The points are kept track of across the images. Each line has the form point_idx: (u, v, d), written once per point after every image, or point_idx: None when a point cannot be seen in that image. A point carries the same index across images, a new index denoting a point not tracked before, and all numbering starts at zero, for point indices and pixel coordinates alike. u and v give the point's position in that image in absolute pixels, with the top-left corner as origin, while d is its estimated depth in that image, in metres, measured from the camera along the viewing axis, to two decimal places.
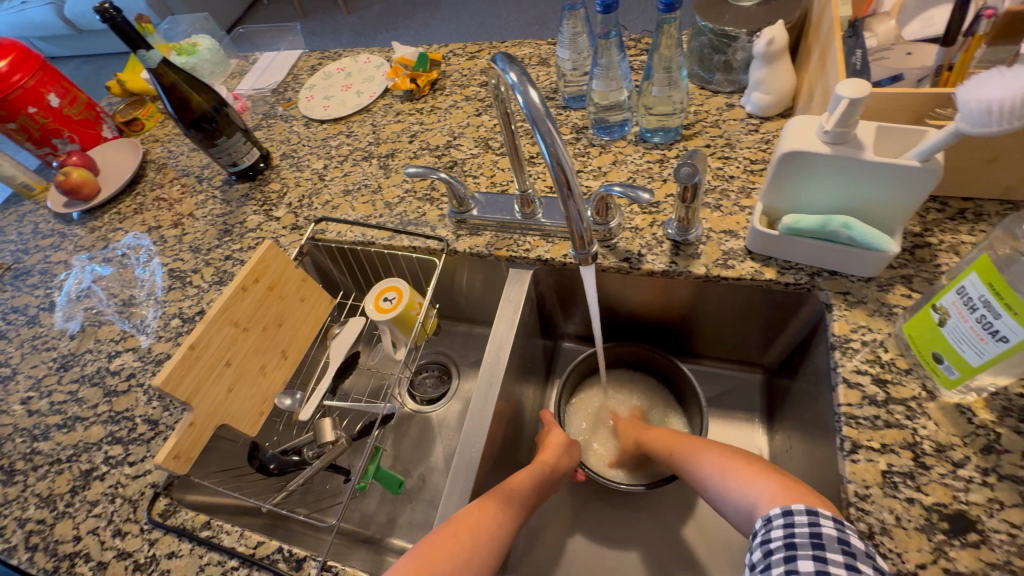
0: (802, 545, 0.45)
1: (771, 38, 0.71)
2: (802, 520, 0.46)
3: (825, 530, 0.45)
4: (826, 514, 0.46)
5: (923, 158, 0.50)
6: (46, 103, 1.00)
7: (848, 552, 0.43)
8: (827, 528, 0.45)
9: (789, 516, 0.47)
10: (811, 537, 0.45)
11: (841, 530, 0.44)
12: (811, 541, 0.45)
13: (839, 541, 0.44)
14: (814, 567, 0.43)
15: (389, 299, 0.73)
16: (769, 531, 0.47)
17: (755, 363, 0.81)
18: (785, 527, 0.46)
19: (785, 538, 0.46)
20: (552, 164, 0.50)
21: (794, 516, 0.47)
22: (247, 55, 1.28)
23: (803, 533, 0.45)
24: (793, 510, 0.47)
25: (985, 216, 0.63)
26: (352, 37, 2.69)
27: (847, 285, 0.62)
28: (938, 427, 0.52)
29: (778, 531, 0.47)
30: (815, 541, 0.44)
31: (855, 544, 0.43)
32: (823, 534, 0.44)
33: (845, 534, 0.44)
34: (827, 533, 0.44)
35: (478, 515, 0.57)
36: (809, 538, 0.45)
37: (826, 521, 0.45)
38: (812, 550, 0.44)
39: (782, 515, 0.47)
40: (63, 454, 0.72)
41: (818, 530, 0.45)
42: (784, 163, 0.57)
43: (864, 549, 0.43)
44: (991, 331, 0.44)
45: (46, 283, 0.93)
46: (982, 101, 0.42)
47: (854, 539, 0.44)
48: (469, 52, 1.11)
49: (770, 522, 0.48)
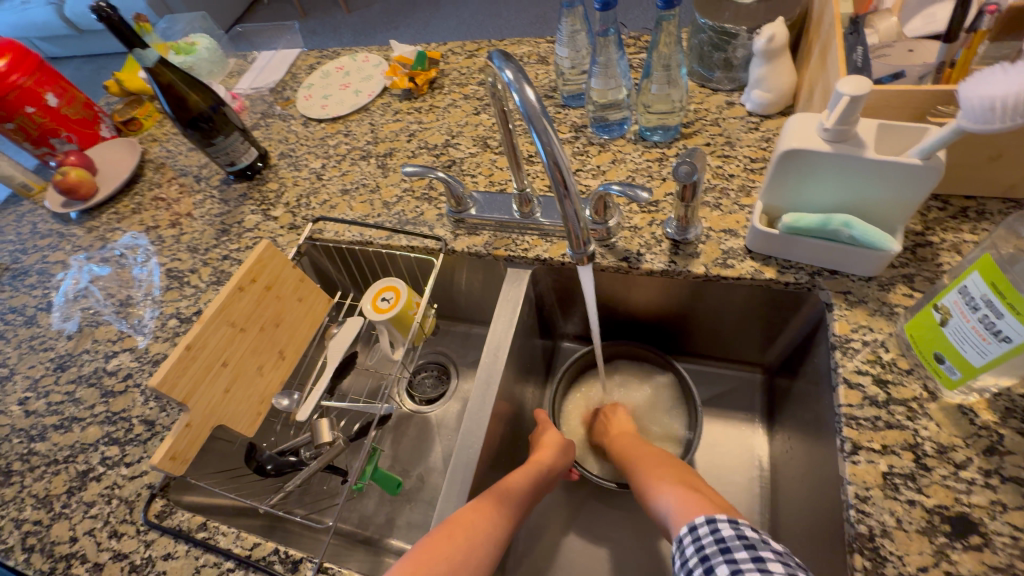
0: (712, 553, 0.44)
1: (771, 35, 0.70)
2: (704, 530, 0.47)
3: (726, 534, 0.45)
4: (724, 517, 0.47)
5: (924, 156, 0.50)
6: (44, 103, 1.00)
7: (749, 545, 0.43)
8: (726, 530, 0.46)
9: (694, 530, 0.48)
10: (717, 543, 0.45)
11: (737, 529, 0.45)
12: (719, 547, 0.44)
13: (738, 537, 0.44)
14: (728, 569, 0.42)
15: (387, 299, 0.73)
16: (683, 551, 0.47)
17: (755, 362, 0.81)
18: (694, 542, 0.47)
19: (698, 556, 0.45)
20: (547, 163, 0.50)
21: (699, 529, 0.47)
22: (246, 54, 1.28)
23: (710, 541, 0.45)
24: (696, 523, 0.48)
25: (987, 214, 0.62)
26: (352, 37, 2.68)
27: (848, 285, 0.61)
28: (940, 428, 0.51)
29: (690, 548, 0.46)
30: (722, 546, 0.44)
31: (751, 536, 0.44)
32: (725, 535, 0.45)
33: (741, 531, 0.45)
34: (728, 534, 0.45)
35: (474, 515, 0.56)
36: (715, 544, 0.45)
37: (724, 525, 0.46)
38: (721, 555, 0.44)
39: (689, 532, 0.48)
40: (60, 455, 0.71)
41: (719, 534, 0.46)
42: (784, 162, 0.56)
43: (760, 538, 0.44)
44: (994, 331, 0.43)
45: (43, 283, 0.93)
46: (985, 98, 0.42)
47: (750, 532, 0.45)
48: (468, 51, 1.11)
49: (682, 542, 0.48)
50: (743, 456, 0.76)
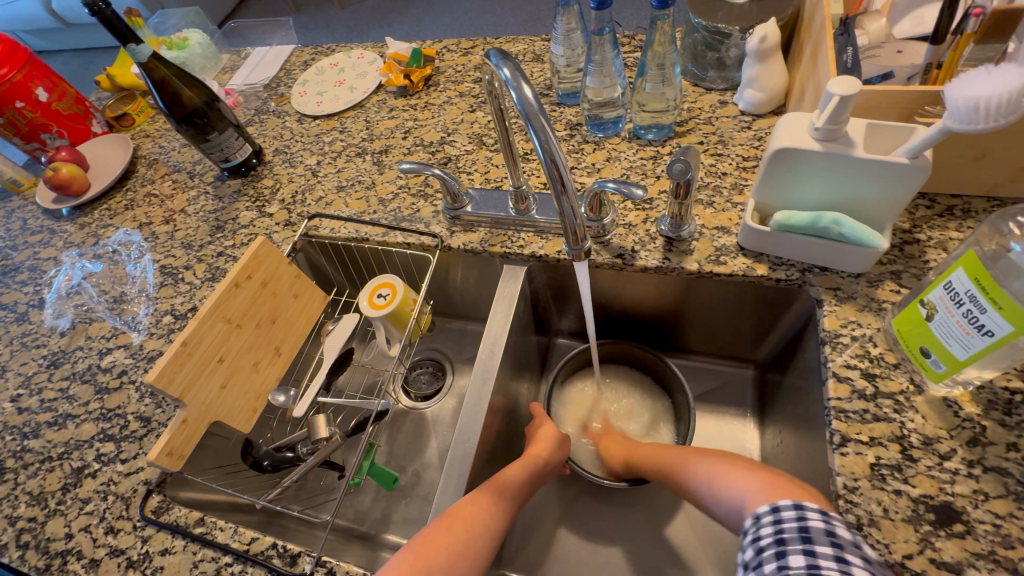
0: (792, 539, 0.45)
1: (763, 35, 0.71)
2: (790, 514, 0.47)
3: (812, 522, 0.45)
4: (814, 507, 0.47)
5: (912, 156, 0.51)
6: (34, 97, 0.99)
7: (837, 544, 0.43)
8: (814, 521, 0.45)
9: (777, 512, 0.48)
10: (799, 531, 0.45)
11: (828, 522, 0.45)
12: (800, 535, 0.45)
13: (827, 533, 0.44)
14: (805, 561, 0.44)
15: (383, 296, 0.73)
16: (759, 528, 0.48)
17: (746, 358, 0.82)
18: (774, 523, 0.47)
19: (774, 534, 0.47)
20: (545, 160, 0.50)
21: (782, 512, 0.48)
22: (239, 50, 1.27)
23: (792, 527, 0.46)
24: (781, 506, 0.48)
25: (972, 212, 0.64)
26: (345, 33, 2.67)
27: (837, 281, 0.63)
28: (926, 420, 0.52)
29: (768, 528, 0.47)
30: (804, 534, 0.45)
31: (842, 535, 0.44)
32: (810, 527, 0.45)
33: (832, 526, 0.45)
34: (814, 526, 0.45)
35: (471, 508, 0.57)
36: (797, 532, 0.45)
37: (812, 515, 0.46)
38: (801, 544, 0.45)
39: (770, 512, 0.48)
40: (54, 452, 0.71)
41: (806, 524, 0.46)
42: (775, 160, 0.57)
43: (851, 539, 0.44)
44: (977, 325, 0.44)
45: (35, 280, 0.92)
46: (969, 100, 0.43)
47: (841, 530, 0.44)
48: (463, 48, 1.11)
49: (758, 520, 0.49)
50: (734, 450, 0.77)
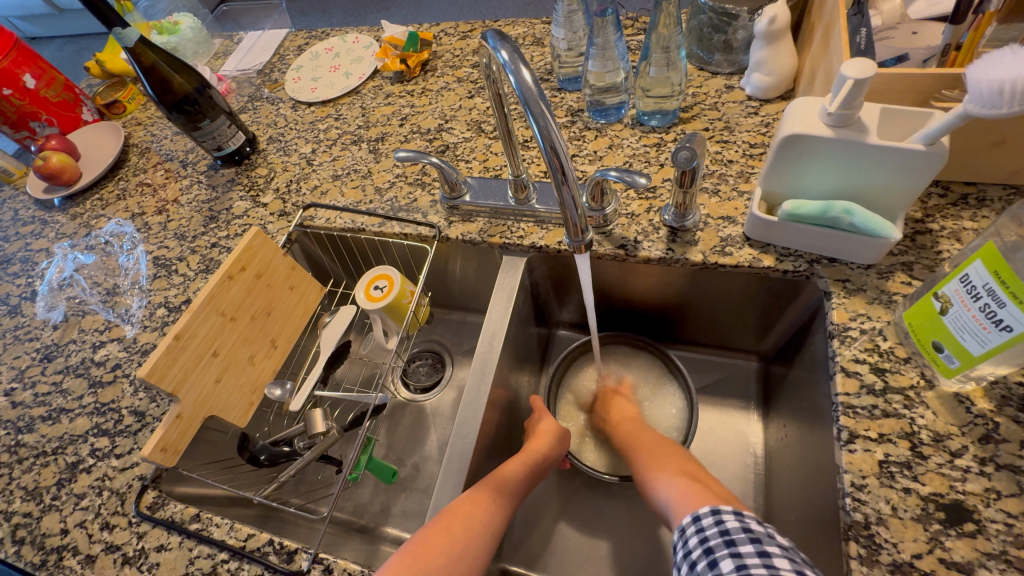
0: (717, 545, 0.44)
1: (772, 16, 0.69)
2: (709, 521, 0.46)
3: (730, 525, 0.45)
4: (727, 508, 0.47)
5: (928, 142, 0.49)
6: (21, 84, 0.96)
7: (755, 539, 0.43)
8: (731, 521, 0.45)
9: (698, 520, 0.47)
10: (722, 537, 0.44)
11: (743, 521, 0.45)
12: (723, 540, 0.44)
13: (744, 530, 0.44)
14: (734, 565, 0.42)
15: (379, 288, 0.72)
16: (686, 541, 0.47)
17: (751, 350, 0.80)
18: (698, 533, 0.46)
19: (702, 544, 0.45)
20: (545, 149, 0.48)
21: (703, 519, 0.47)
22: (232, 35, 1.24)
23: (713, 533, 0.45)
24: (700, 513, 0.47)
25: (987, 201, 0.62)
26: (342, 17, 2.62)
27: (847, 273, 0.61)
28: (937, 416, 0.51)
29: (693, 538, 0.46)
30: (727, 539, 0.44)
31: (756, 529, 0.44)
32: (729, 528, 0.44)
33: (747, 523, 0.44)
34: (733, 526, 0.44)
35: (471, 506, 0.56)
36: (720, 537, 0.44)
37: (728, 515, 0.46)
38: (726, 549, 0.43)
39: (693, 521, 0.47)
40: (49, 447, 0.70)
41: (724, 526, 0.45)
42: (784, 147, 0.55)
43: (766, 531, 0.44)
44: (995, 320, 0.43)
45: (27, 272, 0.91)
46: (993, 83, 0.41)
47: (755, 525, 0.44)
48: (461, 32, 1.08)
49: (685, 532, 0.47)
50: (737, 442, 0.76)
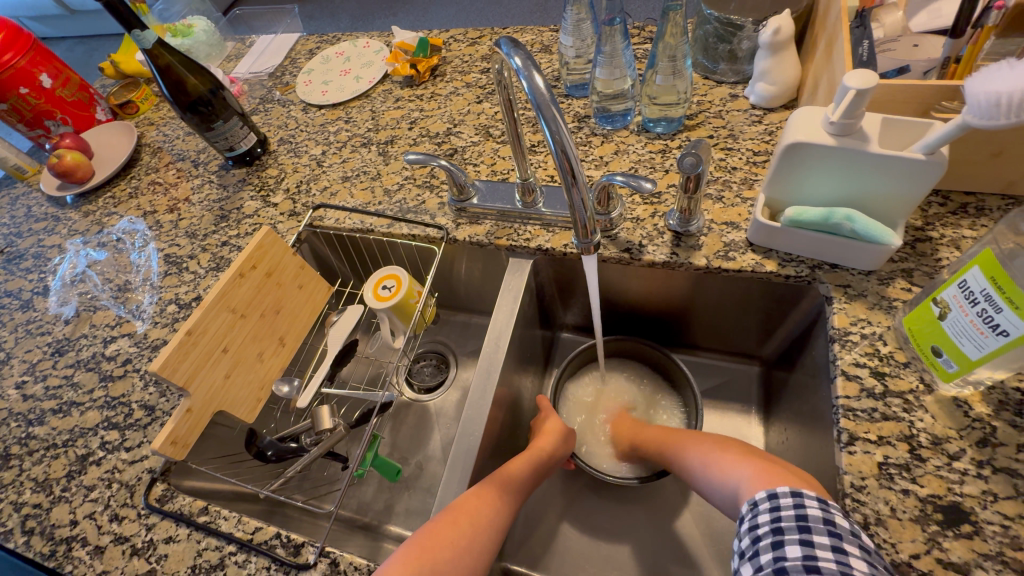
0: (788, 528, 0.45)
1: (777, 28, 0.70)
2: (787, 502, 0.46)
3: (810, 511, 0.45)
4: (810, 494, 0.46)
5: (928, 152, 0.50)
6: (37, 84, 0.98)
7: (834, 534, 0.43)
8: (811, 509, 0.45)
9: (775, 498, 0.47)
10: (796, 520, 0.45)
11: (825, 511, 0.45)
12: (797, 524, 0.45)
13: (825, 523, 0.44)
14: (801, 551, 0.43)
15: (387, 288, 0.73)
16: (756, 515, 0.48)
17: (752, 355, 0.81)
18: (771, 510, 0.47)
19: (772, 522, 0.46)
20: (556, 152, 0.50)
21: (779, 498, 0.47)
22: (244, 38, 1.26)
23: (789, 515, 0.45)
24: (777, 492, 0.48)
25: (986, 210, 0.63)
26: (350, 22, 2.65)
27: (848, 279, 0.62)
28: (935, 420, 0.52)
29: (765, 515, 0.47)
30: (801, 524, 0.44)
31: (839, 523, 0.44)
32: (808, 515, 0.44)
33: (830, 515, 0.44)
34: (813, 515, 0.44)
35: (477, 502, 0.57)
36: (794, 521, 0.45)
37: (810, 502, 0.45)
38: (798, 533, 0.44)
39: (767, 499, 0.48)
40: (59, 439, 0.71)
41: (801, 512, 0.45)
42: (787, 155, 0.56)
43: (849, 528, 0.43)
44: (992, 325, 0.44)
45: (40, 267, 0.92)
46: (991, 95, 0.42)
47: (839, 518, 0.44)
48: (470, 38, 1.10)
49: (756, 507, 0.48)
50: None
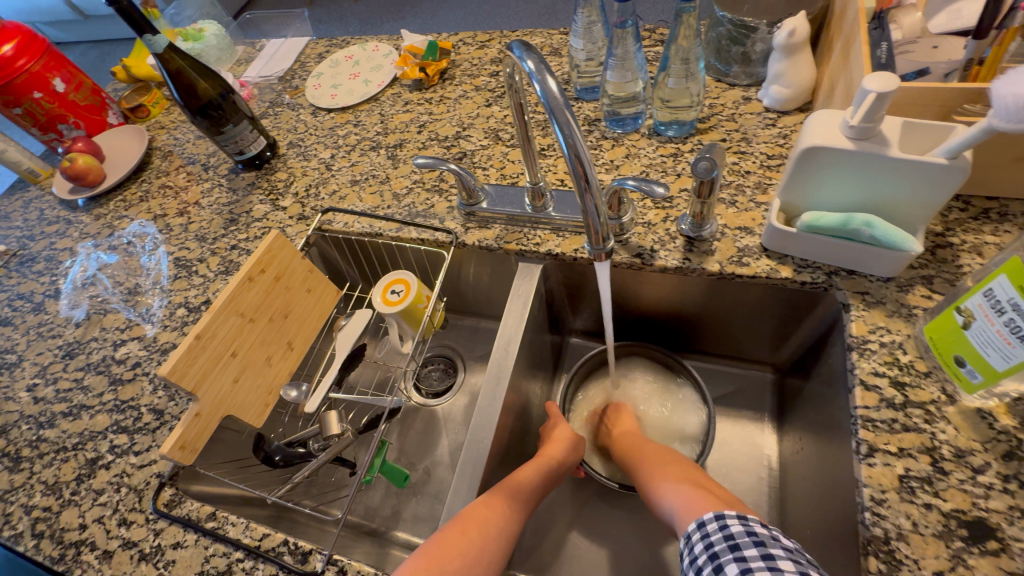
0: (721, 551, 0.44)
1: (791, 30, 0.69)
2: (712, 526, 0.47)
3: (733, 529, 0.45)
4: (731, 513, 0.47)
5: (950, 156, 0.49)
6: (51, 88, 0.99)
7: (759, 542, 0.43)
8: (734, 525, 0.46)
9: (703, 526, 0.47)
10: (725, 541, 0.45)
11: (747, 525, 0.45)
12: (727, 545, 0.45)
13: (749, 534, 0.44)
14: (738, 569, 0.42)
15: (397, 292, 0.72)
16: (692, 548, 0.47)
17: (765, 361, 0.80)
18: (703, 540, 0.47)
19: (707, 551, 0.46)
20: (569, 156, 0.49)
21: (707, 525, 0.47)
22: (254, 42, 1.27)
23: (718, 538, 0.46)
24: (705, 519, 0.48)
25: (1009, 216, 0.61)
26: (359, 26, 2.66)
27: (865, 285, 0.61)
28: (958, 432, 0.50)
29: (699, 544, 0.47)
30: (730, 544, 0.44)
31: (762, 533, 0.44)
32: (733, 532, 0.45)
33: (750, 527, 0.45)
34: (737, 530, 0.45)
35: (486, 511, 0.56)
36: (724, 542, 0.45)
37: (732, 520, 0.46)
38: (731, 553, 0.44)
39: (698, 528, 0.48)
40: (69, 443, 0.71)
41: (728, 530, 0.45)
42: (803, 159, 0.55)
43: (771, 535, 0.44)
44: (1019, 335, 0.42)
45: (51, 270, 0.92)
46: (1018, 97, 0.41)
47: (758, 528, 0.45)
48: (480, 41, 1.09)
49: (691, 539, 0.48)
50: (752, 454, 0.75)
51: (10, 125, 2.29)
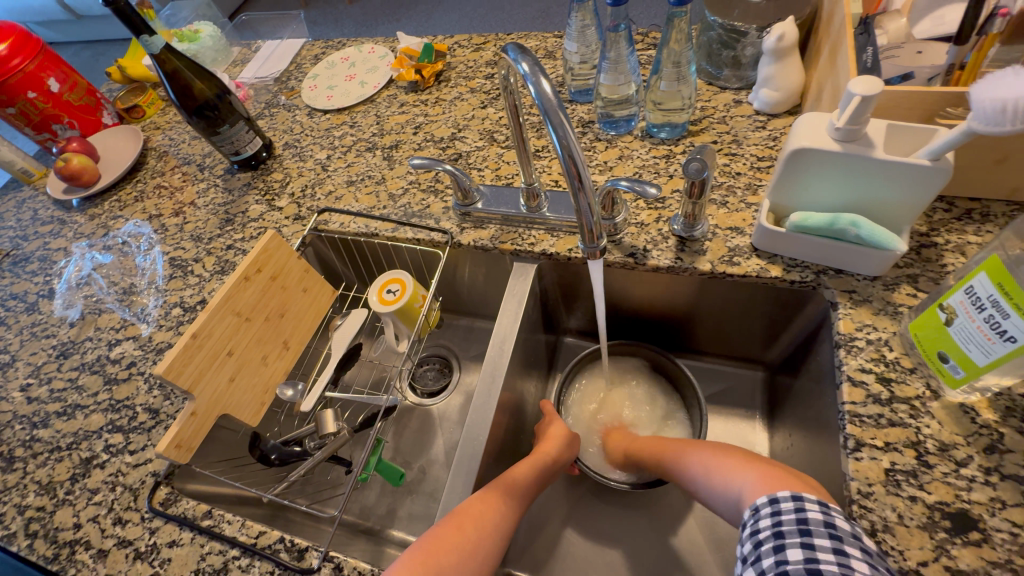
0: (789, 532, 0.45)
1: (780, 35, 0.71)
2: (787, 506, 0.47)
3: (811, 514, 0.45)
4: (812, 498, 0.47)
5: (933, 158, 0.50)
6: (45, 88, 0.99)
7: (835, 536, 0.43)
8: (812, 512, 0.45)
9: (776, 503, 0.48)
10: (797, 524, 0.45)
11: (827, 514, 0.45)
12: (798, 528, 0.45)
13: (826, 525, 0.44)
14: (803, 555, 0.43)
15: (392, 292, 0.73)
16: (757, 520, 0.48)
17: (756, 360, 0.81)
18: (772, 515, 0.47)
19: (773, 527, 0.46)
20: (563, 157, 0.50)
21: (779, 503, 0.48)
22: (250, 43, 1.27)
23: (790, 520, 0.46)
24: (778, 497, 0.48)
25: (991, 216, 0.63)
26: (354, 29, 2.67)
27: (853, 284, 0.62)
28: (942, 426, 0.52)
29: (765, 520, 0.47)
30: (802, 528, 0.45)
31: (841, 526, 0.44)
32: (809, 519, 0.45)
33: (832, 518, 0.45)
34: (813, 518, 0.45)
35: (482, 506, 0.57)
36: (795, 525, 0.45)
37: (811, 506, 0.46)
38: (799, 537, 0.44)
39: (769, 504, 0.48)
40: (63, 442, 0.71)
41: (804, 516, 0.45)
42: (792, 161, 0.57)
43: (851, 531, 0.44)
44: (999, 331, 0.44)
45: (45, 271, 0.92)
46: (996, 102, 0.42)
47: (841, 521, 0.44)
48: (475, 44, 1.10)
49: (758, 512, 0.49)
50: None
51: (1, 126, 2.27)
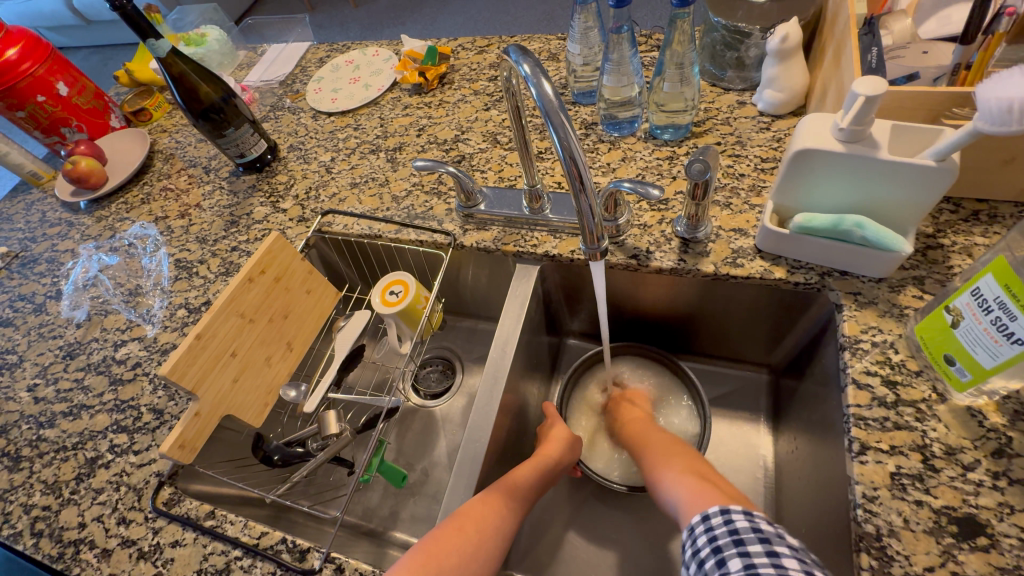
0: (725, 544, 0.44)
1: (785, 35, 0.70)
2: (717, 520, 0.47)
3: (739, 524, 0.45)
4: (738, 508, 0.47)
5: (938, 159, 0.50)
6: (54, 92, 1.00)
7: (764, 539, 0.43)
8: (740, 521, 0.46)
9: (708, 519, 0.48)
10: (730, 534, 0.45)
11: (752, 520, 0.45)
12: (732, 539, 0.45)
13: (754, 530, 0.44)
14: (741, 564, 0.42)
15: (395, 293, 0.73)
16: (695, 540, 0.47)
17: (760, 362, 0.81)
18: (707, 532, 0.47)
19: (710, 544, 0.46)
20: (564, 158, 0.50)
21: (711, 519, 0.48)
22: (256, 47, 1.28)
23: (723, 532, 0.45)
24: (709, 513, 0.48)
25: (999, 218, 0.62)
26: (359, 32, 2.68)
27: (858, 286, 0.62)
28: (949, 429, 0.51)
29: (702, 538, 0.47)
30: (735, 538, 0.44)
31: (767, 529, 0.44)
32: (739, 527, 0.45)
33: (757, 524, 0.45)
34: (742, 525, 0.45)
35: (483, 509, 0.56)
36: (728, 536, 0.45)
37: (737, 515, 0.46)
38: (735, 547, 0.44)
39: (702, 521, 0.48)
40: (69, 442, 0.72)
41: (733, 526, 0.45)
42: (795, 161, 0.56)
43: (775, 531, 0.44)
44: (1006, 333, 0.43)
45: (53, 272, 0.93)
46: (1003, 102, 0.42)
47: (765, 525, 0.45)
48: (478, 46, 1.11)
49: (694, 531, 0.48)
50: (747, 454, 0.76)
51: (11, 130, 2.30)
